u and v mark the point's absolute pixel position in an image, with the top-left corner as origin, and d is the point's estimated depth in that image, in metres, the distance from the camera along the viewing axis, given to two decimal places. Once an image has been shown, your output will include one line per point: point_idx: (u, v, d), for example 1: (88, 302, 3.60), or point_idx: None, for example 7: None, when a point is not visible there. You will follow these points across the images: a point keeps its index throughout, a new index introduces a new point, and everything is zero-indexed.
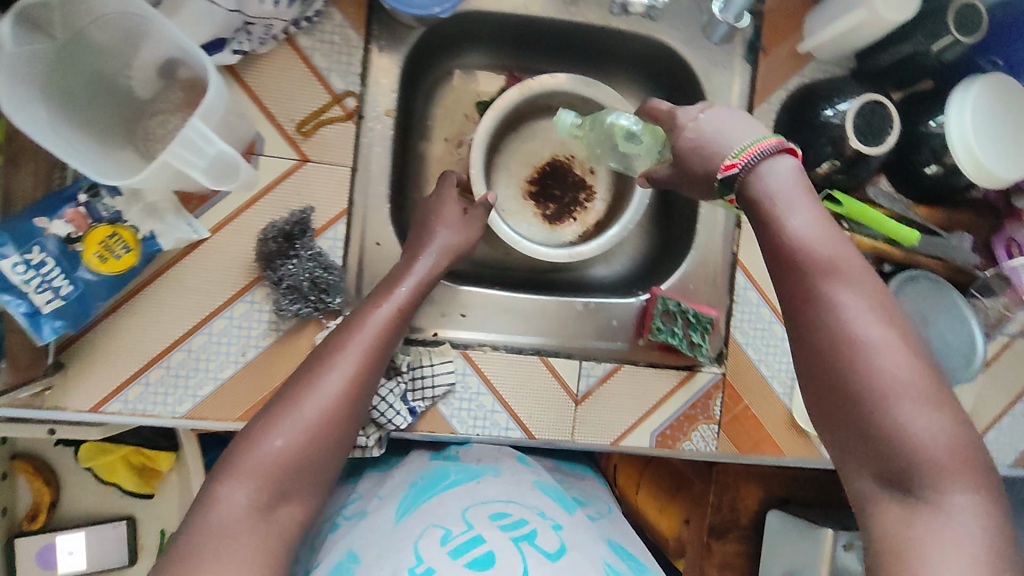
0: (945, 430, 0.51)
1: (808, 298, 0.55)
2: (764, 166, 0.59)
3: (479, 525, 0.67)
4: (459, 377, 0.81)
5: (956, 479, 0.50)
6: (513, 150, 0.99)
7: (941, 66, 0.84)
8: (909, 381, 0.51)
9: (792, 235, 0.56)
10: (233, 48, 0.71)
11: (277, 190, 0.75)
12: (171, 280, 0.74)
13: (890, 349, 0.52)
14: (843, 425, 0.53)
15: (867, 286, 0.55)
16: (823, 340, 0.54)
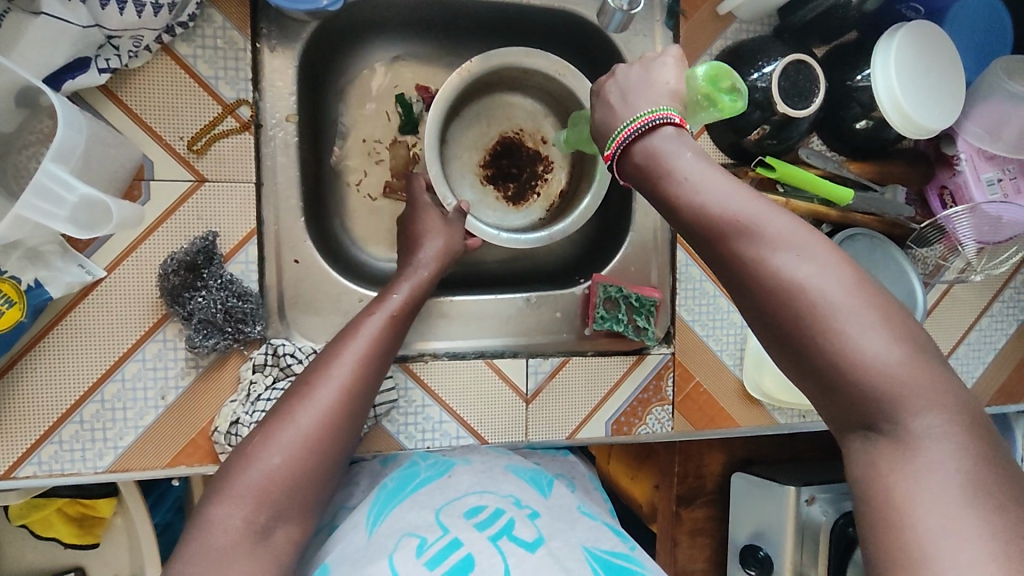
0: (897, 346, 0.48)
1: (732, 258, 0.52)
2: (637, 146, 0.57)
3: (454, 527, 0.63)
4: (401, 392, 0.78)
5: (925, 397, 0.47)
6: (461, 135, 0.93)
7: (862, 16, 0.81)
8: (848, 306, 0.49)
9: (693, 200, 0.54)
10: (99, 66, 0.64)
11: (176, 217, 0.69)
12: (69, 329, 0.68)
13: (822, 284, 0.49)
14: (803, 374, 0.51)
15: (788, 224, 0.52)
16: (760, 293, 0.51)
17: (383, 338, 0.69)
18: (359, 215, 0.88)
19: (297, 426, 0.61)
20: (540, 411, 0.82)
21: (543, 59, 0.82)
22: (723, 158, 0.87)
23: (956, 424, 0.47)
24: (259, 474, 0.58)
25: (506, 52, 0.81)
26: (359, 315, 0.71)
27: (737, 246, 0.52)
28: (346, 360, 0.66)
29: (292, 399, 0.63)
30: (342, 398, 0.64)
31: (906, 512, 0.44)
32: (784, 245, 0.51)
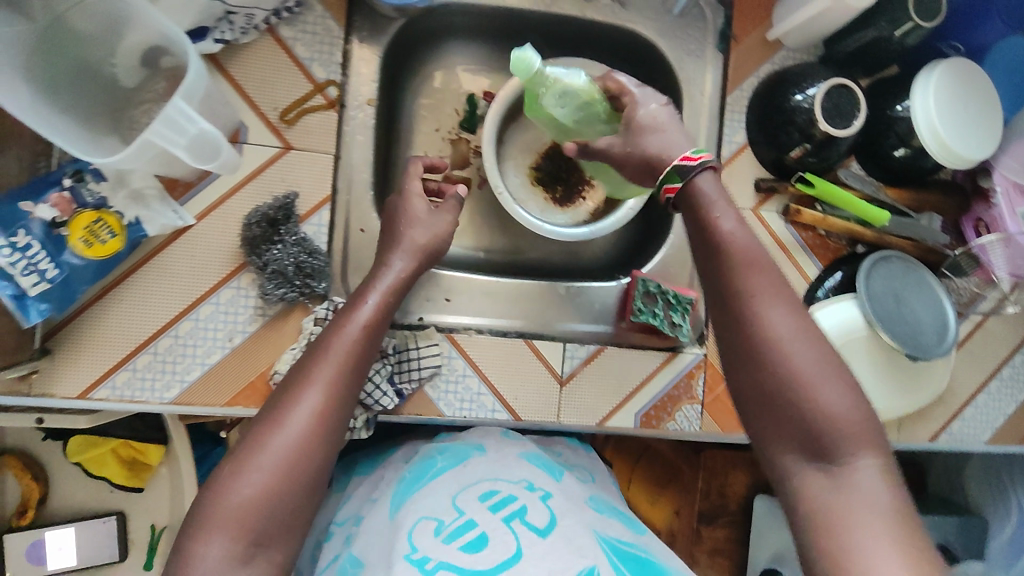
0: (852, 403, 0.57)
1: (728, 300, 0.63)
2: (698, 177, 0.67)
3: (469, 509, 0.67)
4: (445, 359, 0.82)
5: (869, 444, 0.56)
6: (516, 137, 1.00)
7: (904, 51, 0.87)
8: (806, 355, 0.58)
9: (721, 235, 0.65)
10: (215, 37, 0.73)
11: (261, 177, 0.77)
12: (157, 266, 0.75)
13: (794, 336, 0.59)
14: (768, 411, 0.59)
15: (777, 284, 0.62)
16: (747, 326, 0.61)
17: (365, 332, 0.71)
18: None
19: (289, 426, 0.63)
20: (572, 395, 0.85)
21: (599, 70, 0.89)
22: (765, 174, 0.91)
23: (879, 458, 0.55)
24: (264, 471, 0.61)
25: (564, 61, 0.89)
26: (348, 304, 0.73)
27: (738, 291, 0.62)
28: (327, 361, 0.67)
29: (284, 397, 0.66)
30: (329, 405, 0.66)
31: (843, 513, 0.52)
32: (772, 296, 0.61)
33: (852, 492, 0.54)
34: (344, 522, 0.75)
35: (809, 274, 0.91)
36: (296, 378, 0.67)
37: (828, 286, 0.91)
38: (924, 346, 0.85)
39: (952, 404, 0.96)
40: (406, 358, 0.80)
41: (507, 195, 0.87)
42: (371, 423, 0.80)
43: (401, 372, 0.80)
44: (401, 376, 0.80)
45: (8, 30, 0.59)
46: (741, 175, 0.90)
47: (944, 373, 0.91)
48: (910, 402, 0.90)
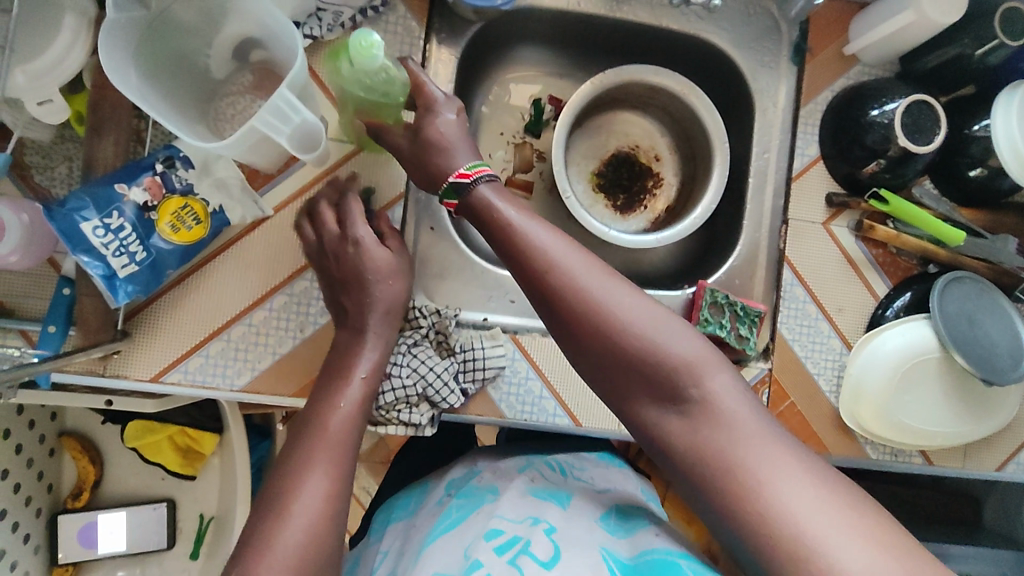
0: (710, 353, 0.58)
1: (527, 267, 0.62)
2: (485, 184, 0.68)
3: (477, 553, 0.61)
4: (509, 361, 0.82)
5: (722, 370, 0.57)
6: (579, 143, 1.00)
7: (985, 70, 0.86)
8: (631, 312, 0.59)
9: (525, 233, 0.63)
10: (305, 33, 0.75)
11: (340, 172, 0.79)
12: (235, 255, 0.76)
13: (617, 296, 0.59)
14: (615, 369, 0.59)
15: (574, 252, 0.62)
16: (549, 284, 0.60)
17: (352, 419, 0.64)
18: None
19: (297, 512, 0.55)
20: None
21: (671, 80, 0.90)
22: (837, 188, 0.89)
23: (751, 396, 0.57)
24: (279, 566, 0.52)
25: (636, 68, 0.90)
26: (319, 396, 0.66)
27: (540, 263, 0.61)
28: (318, 441, 0.61)
29: (279, 480, 0.58)
30: (335, 484, 0.58)
31: (749, 464, 0.52)
32: (586, 267, 0.60)
33: (727, 427, 0.54)
34: (377, 573, 0.70)
35: (877, 292, 0.90)
36: (293, 457, 0.60)
37: (896, 306, 0.88)
38: (998, 369, 0.83)
39: (1022, 434, 0.93)
40: (472, 357, 0.79)
41: (575, 199, 0.88)
42: (435, 419, 0.79)
43: (466, 371, 0.79)
44: (464, 374, 0.79)
45: (124, 16, 0.61)
46: (813, 190, 0.88)
47: (1012, 405, 0.88)
48: (974, 431, 0.87)
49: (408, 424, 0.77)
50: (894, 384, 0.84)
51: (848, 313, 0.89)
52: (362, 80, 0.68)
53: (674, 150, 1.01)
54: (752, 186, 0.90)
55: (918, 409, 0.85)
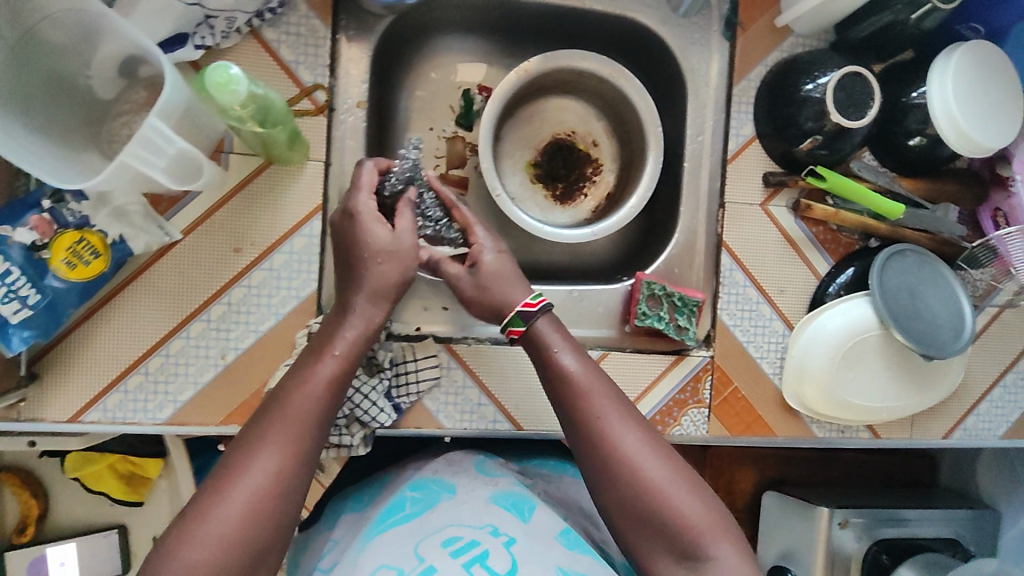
0: (715, 517, 0.63)
1: (570, 403, 0.68)
2: (541, 319, 0.72)
3: (429, 555, 0.65)
4: (444, 371, 0.80)
5: (725, 536, 0.62)
6: (514, 132, 0.96)
7: (921, 35, 0.82)
8: (658, 465, 0.64)
9: (564, 366, 0.69)
10: (195, 43, 0.70)
11: (249, 188, 0.75)
12: (144, 285, 0.73)
13: (642, 449, 0.65)
14: (626, 503, 0.63)
15: (610, 397, 0.68)
16: (588, 431, 0.66)
17: (323, 404, 0.64)
18: None
19: (240, 494, 0.58)
20: None
21: (600, 63, 0.86)
22: (774, 167, 0.87)
23: (744, 555, 0.61)
24: (211, 550, 0.55)
25: (563, 53, 0.86)
26: (296, 373, 0.65)
27: (580, 399, 0.68)
28: (281, 426, 0.62)
29: (234, 458, 0.60)
30: (287, 468, 0.60)
31: None
32: (621, 419, 0.66)
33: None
34: (324, 562, 0.74)
35: (819, 271, 0.88)
36: (247, 438, 0.62)
37: (839, 283, 0.87)
38: (941, 343, 0.82)
39: (966, 400, 0.94)
40: (404, 371, 0.78)
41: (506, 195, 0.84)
42: (370, 438, 0.79)
43: (398, 386, 0.78)
44: (398, 389, 0.78)
45: None
46: (749, 170, 0.86)
47: (958, 372, 0.88)
48: (922, 400, 0.87)
49: (340, 444, 0.78)
50: (835, 363, 0.84)
51: (789, 294, 0.87)
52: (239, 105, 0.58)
53: (611, 135, 0.97)
54: (687, 171, 0.87)
55: (861, 387, 0.85)
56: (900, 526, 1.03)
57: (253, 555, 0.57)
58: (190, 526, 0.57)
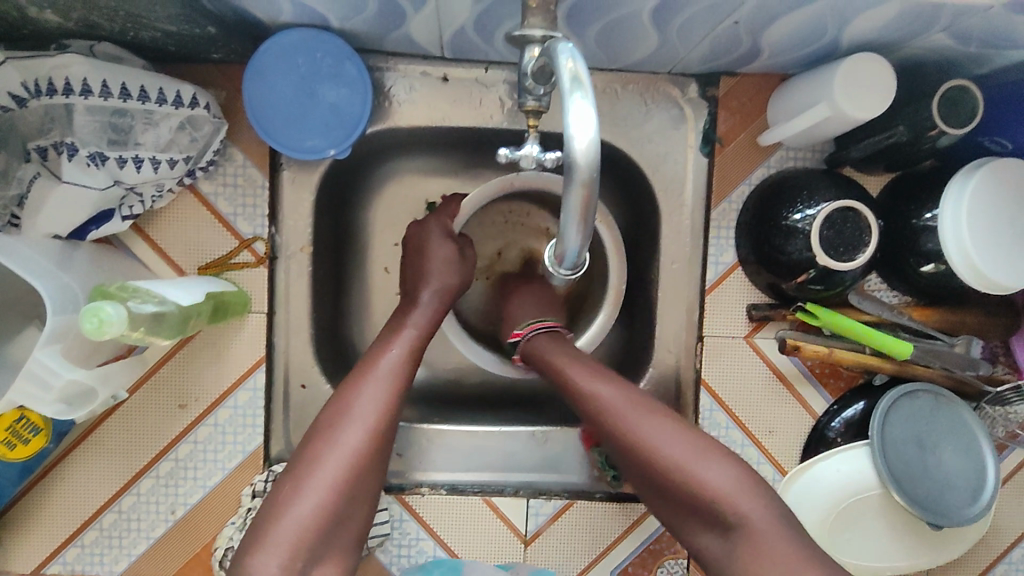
0: (743, 485, 0.57)
1: (593, 419, 0.64)
2: (534, 338, 0.74)
3: None
4: (395, 524, 0.77)
5: (760, 498, 0.56)
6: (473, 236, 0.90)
7: (937, 150, 0.71)
8: (677, 448, 0.59)
9: (569, 377, 0.66)
10: (123, 215, 0.67)
11: (192, 344, 0.73)
12: (94, 444, 0.73)
13: (662, 432, 0.60)
14: (675, 509, 0.60)
15: (632, 405, 0.62)
16: (603, 425, 0.63)
17: (401, 368, 0.66)
18: (379, 326, 0.88)
19: (327, 466, 0.57)
20: (538, 555, 0.78)
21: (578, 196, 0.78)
22: (761, 297, 0.78)
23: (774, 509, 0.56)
24: (299, 522, 0.55)
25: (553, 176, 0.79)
26: (377, 347, 0.68)
27: (597, 412, 0.63)
28: (367, 394, 0.62)
29: (316, 441, 0.59)
30: (370, 434, 0.60)
31: None
32: (637, 414, 0.62)
33: (761, 551, 0.54)
34: None
35: (815, 409, 0.79)
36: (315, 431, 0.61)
37: (844, 418, 0.77)
38: (954, 505, 0.72)
39: (996, 546, 0.81)
40: None
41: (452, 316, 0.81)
42: None
43: None
44: None
45: None
46: (731, 301, 0.78)
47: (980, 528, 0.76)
48: (940, 558, 0.76)
49: None
50: (833, 523, 0.74)
51: (778, 436, 0.79)
52: (139, 333, 0.52)
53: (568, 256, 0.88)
54: (661, 301, 0.80)
55: (864, 548, 0.75)
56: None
57: (334, 522, 0.56)
58: (263, 533, 0.54)
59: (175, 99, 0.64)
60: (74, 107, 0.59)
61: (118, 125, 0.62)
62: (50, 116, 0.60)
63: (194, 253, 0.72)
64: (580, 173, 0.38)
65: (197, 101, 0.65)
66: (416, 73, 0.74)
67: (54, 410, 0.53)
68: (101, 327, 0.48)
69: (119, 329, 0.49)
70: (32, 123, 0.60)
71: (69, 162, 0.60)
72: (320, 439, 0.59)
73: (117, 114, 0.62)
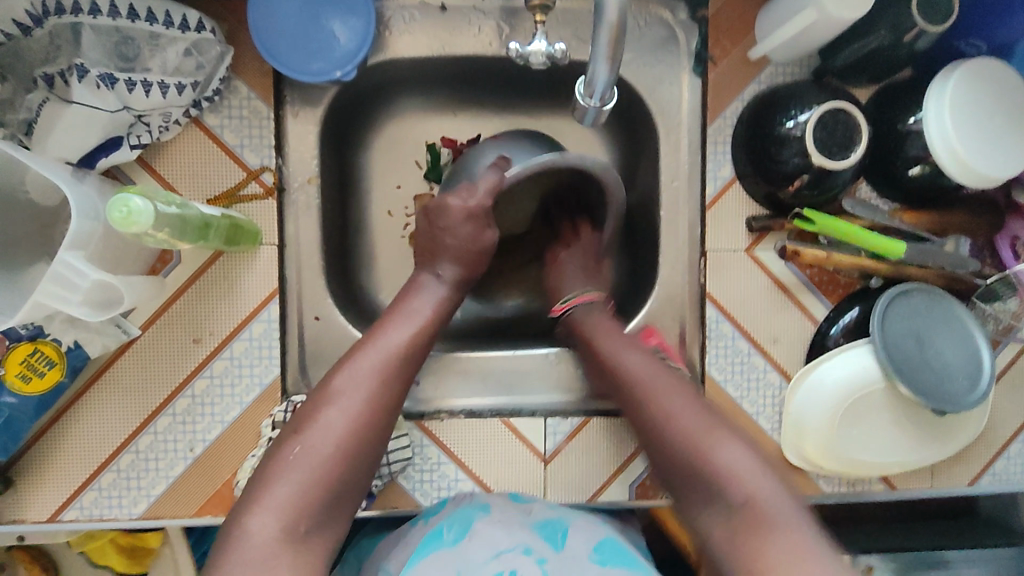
0: (758, 467, 0.61)
1: (623, 385, 0.71)
2: (574, 312, 0.80)
3: None
4: (416, 449, 0.77)
5: (768, 480, 0.60)
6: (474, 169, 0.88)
7: (916, 55, 0.75)
8: (693, 428, 0.64)
9: (610, 357, 0.73)
10: (131, 143, 0.67)
11: (206, 276, 0.73)
12: (108, 384, 0.73)
13: (683, 407, 0.66)
14: (682, 481, 0.64)
15: (655, 372, 0.70)
16: (627, 386, 0.70)
17: (408, 347, 0.67)
18: (385, 267, 0.89)
19: (328, 425, 0.60)
20: (558, 473, 0.79)
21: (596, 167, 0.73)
22: (759, 210, 0.80)
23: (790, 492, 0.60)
24: (297, 479, 0.58)
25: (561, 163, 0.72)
26: (388, 317, 0.70)
27: (625, 377, 0.71)
28: (362, 364, 0.64)
29: (318, 401, 0.63)
30: (372, 410, 0.63)
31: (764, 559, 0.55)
32: (670, 391, 0.68)
33: (762, 529, 0.57)
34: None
35: (816, 316, 0.81)
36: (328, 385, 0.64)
37: (842, 324, 0.79)
38: (955, 395, 0.75)
39: (994, 441, 0.85)
40: None
41: None
42: None
43: None
44: None
45: None
46: (731, 214, 0.80)
47: (980, 417, 0.80)
48: (941, 450, 0.80)
49: None
50: (840, 421, 0.77)
51: (783, 343, 0.81)
52: (152, 235, 0.53)
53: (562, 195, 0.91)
54: (664, 220, 0.83)
55: (869, 443, 0.78)
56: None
57: (332, 486, 0.59)
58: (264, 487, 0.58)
59: (181, 22, 0.65)
60: (81, 27, 0.60)
61: (125, 51, 0.63)
62: (56, 43, 0.61)
63: (200, 186, 0.71)
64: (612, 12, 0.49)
65: (203, 25, 0.66)
66: (415, 3, 0.76)
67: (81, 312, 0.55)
68: (130, 215, 0.49)
69: (146, 218, 0.50)
70: (37, 51, 0.61)
71: (79, 83, 0.61)
72: (325, 403, 0.62)
73: (124, 41, 0.63)
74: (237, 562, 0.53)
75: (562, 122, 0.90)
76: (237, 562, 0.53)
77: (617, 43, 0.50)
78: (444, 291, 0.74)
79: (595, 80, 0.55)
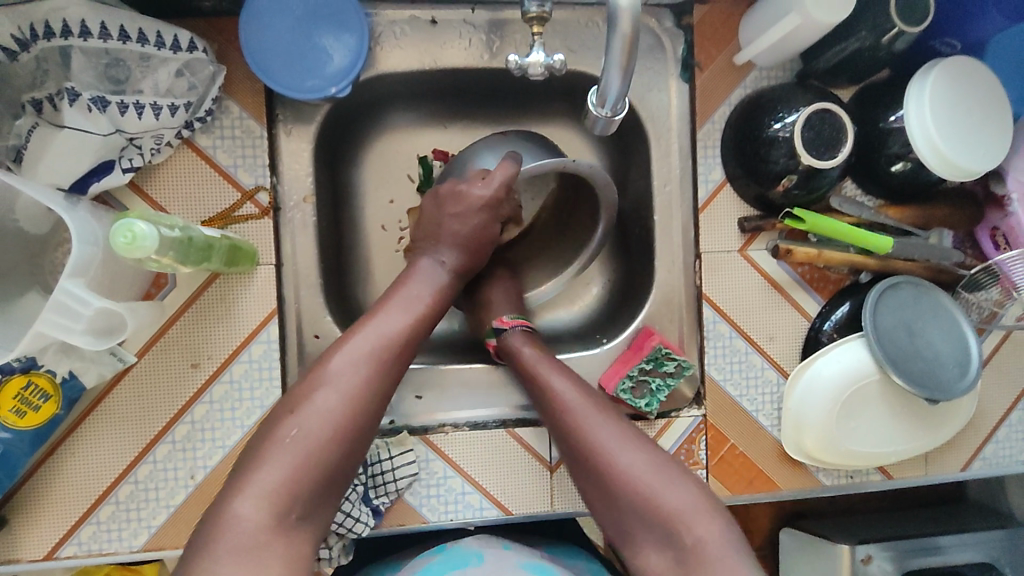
0: (700, 505, 0.62)
1: (554, 415, 0.70)
2: (510, 338, 0.77)
3: None
4: (422, 464, 0.77)
5: (714, 519, 0.61)
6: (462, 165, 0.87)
7: (894, 56, 0.77)
8: (639, 468, 0.64)
9: (552, 389, 0.71)
10: (123, 167, 0.66)
11: (204, 298, 0.72)
12: (105, 412, 0.71)
13: (621, 445, 0.66)
14: (625, 519, 0.64)
15: (585, 402, 0.69)
16: (562, 418, 0.69)
17: (402, 334, 0.66)
18: (381, 283, 0.88)
19: (319, 406, 0.60)
20: (564, 481, 0.79)
21: (598, 175, 0.75)
22: (750, 211, 0.82)
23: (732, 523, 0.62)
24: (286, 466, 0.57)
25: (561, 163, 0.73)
26: (380, 305, 0.69)
27: (558, 406, 0.70)
28: (357, 347, 0.64)
29: (308, 382, 0.62)
30: (367, 394, 0.62)
31: None
32: (608, 428, 0.67)
33: (709, 563, 0.59)
34: None
35: (809, 312, 0.83)
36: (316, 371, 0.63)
37: (835, 319, 0.81)
38: (945, 381, 0.78)
39: (983, 427, 0.87)
40: (380, 471, 0.75)
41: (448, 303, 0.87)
42: (350, 546, 0.78)
43: (376, 487, 0.75)
44: (376, 490, 0.76)
45: None
46: (723, 216, 0.82)
47: (972, 404, 0.82)
48: (934, 438, 0.82)
49: (322, 557, 0.77)
50: (837, 414, 0.79)
51: (780, 341, 0.82)
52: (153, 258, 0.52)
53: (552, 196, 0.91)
54: (658, 225, 0.84)
55: (866, 434, 0.80)
56: (935, 556, 0.93)
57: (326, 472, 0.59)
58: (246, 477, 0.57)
59: (173, 42, 0.65)
60: (70, 50, 0.61)
61: (115, 75, 0.63)
62: (43, 67, 0.61)
63: (192, 208, 0.70)
64: (624, 22, 0.52)
65: (195, 45, 0.66)
66: (404, 17, 0.76)
67: (85, 341, 0.56)
68: (135, 237, 0.48)
69: (148, 240, 0.49)
70: (23, 77, 0.61)
71: (70, 108, 0.60)
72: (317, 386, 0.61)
73: (114, 65, 0.63)
74: (223, 548, 0.53)
75: (553, 132, 0.91)
76: (226, 549, 0.53)
77: (631, 57, 0.54)
78: (436, 272, 0.74)
79: (607, 91, 0.59)
